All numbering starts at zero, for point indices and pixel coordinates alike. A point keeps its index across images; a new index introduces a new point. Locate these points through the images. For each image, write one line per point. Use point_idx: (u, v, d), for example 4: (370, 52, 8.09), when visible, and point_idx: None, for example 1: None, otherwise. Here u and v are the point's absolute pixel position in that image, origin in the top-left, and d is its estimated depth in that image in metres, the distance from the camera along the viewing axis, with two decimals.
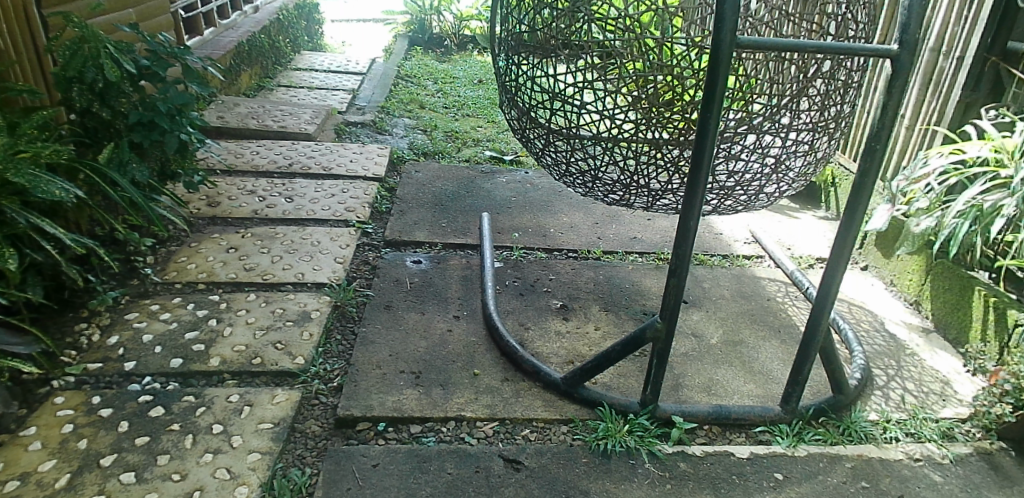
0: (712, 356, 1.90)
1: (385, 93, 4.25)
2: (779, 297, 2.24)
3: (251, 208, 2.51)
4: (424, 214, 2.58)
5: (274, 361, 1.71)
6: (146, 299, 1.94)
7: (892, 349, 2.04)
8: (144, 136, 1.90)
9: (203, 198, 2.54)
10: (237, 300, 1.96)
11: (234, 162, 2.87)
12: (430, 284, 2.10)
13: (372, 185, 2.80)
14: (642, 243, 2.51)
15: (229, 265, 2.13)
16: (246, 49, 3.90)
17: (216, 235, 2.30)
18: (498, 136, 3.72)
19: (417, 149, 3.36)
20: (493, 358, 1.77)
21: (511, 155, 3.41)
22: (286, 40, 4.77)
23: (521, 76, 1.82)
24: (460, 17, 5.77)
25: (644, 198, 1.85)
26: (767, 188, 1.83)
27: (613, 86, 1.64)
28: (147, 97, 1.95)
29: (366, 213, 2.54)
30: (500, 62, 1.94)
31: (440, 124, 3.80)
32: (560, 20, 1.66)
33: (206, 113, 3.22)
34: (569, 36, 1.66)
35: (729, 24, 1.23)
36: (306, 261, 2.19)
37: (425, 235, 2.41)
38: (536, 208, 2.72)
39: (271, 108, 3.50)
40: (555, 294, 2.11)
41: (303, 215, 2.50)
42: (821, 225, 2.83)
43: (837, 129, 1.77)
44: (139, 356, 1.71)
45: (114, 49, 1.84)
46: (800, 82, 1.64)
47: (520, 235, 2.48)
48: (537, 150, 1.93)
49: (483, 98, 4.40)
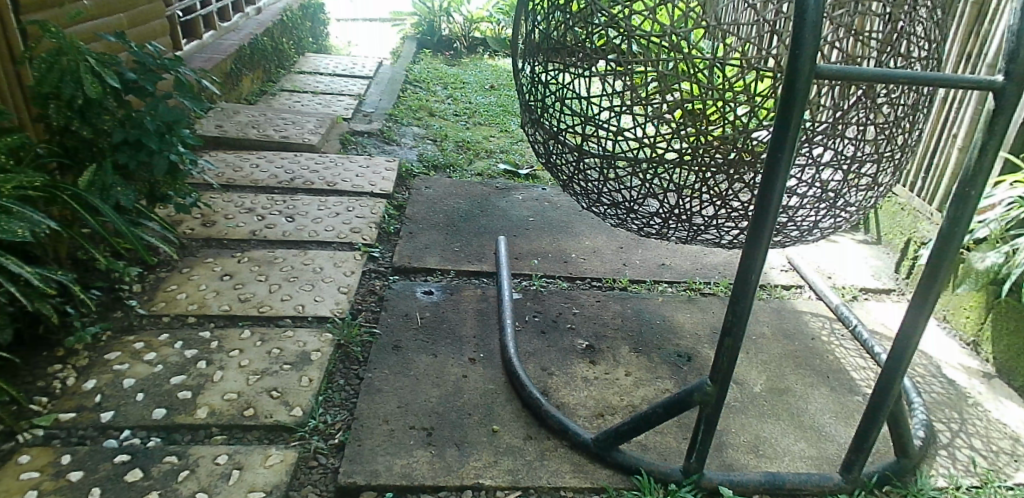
0: (756, 407, 1.71)
1: (393, 100, 4.05)
2: (824, 336, 2.05)
3: (249, 228, 2.33)
4: (435, 236, 2.39)
5: (268, 412, 1.52)
6: (130, 336, 1.76)
7: (953, 398, 1.84)
8: (128, 156, 1.73)
9: (198, 216, 2.36)
10: (230, 337, 1.78)
11: (233, 176, 2.69)
12: (443, 319, 1.91)
13: (379, 203, 2.62)
14: (671, 271, 2.32)
15: (222, 296, 1.95)
16: (247, 52, 3.72)
17: (210, 260, 2.12)
18: (512, 147, 3.52)
19: (427, 161, 3.18)
20: (514, 411, 1.58)
21: (526, 168, 3.22)
22: (290, 42, 4.58)
23: (551, 96, 1.64)
24: (470, 18, 5.58)
25: (684, 232, 1.66)
26: (823, 223, 1.64)
27: (655, 111, 1.45)
28: (133, 113, 1.77)
29: (373, 235, 2.36)
30: (526, 79, 1.75)
31: (451, 134, 3.62)
32: (597, 35, 1.47)
33: (204, 122, 3.04)
34: (606, 53, 1.47)
35: (809, 49, 1.02)
36: (307, 290, 2.01)
37: (436, 260, 2.22)
38: (556, 229, 2.54)
39: (273, 115, 3.31)
40: (580, 331, 1.92)
41: (305, 237, 2.31)
42: (861, 250, 2.65)
43: (903, 159, 1.58)
44: (118, 405, 1.53)
45: (97, 62, 1.66)
46: (867, 108, 1.45)
47: (540, 261, 2.30)
48: (565, 176, 1.75)
49: (495, 105, 4.21)
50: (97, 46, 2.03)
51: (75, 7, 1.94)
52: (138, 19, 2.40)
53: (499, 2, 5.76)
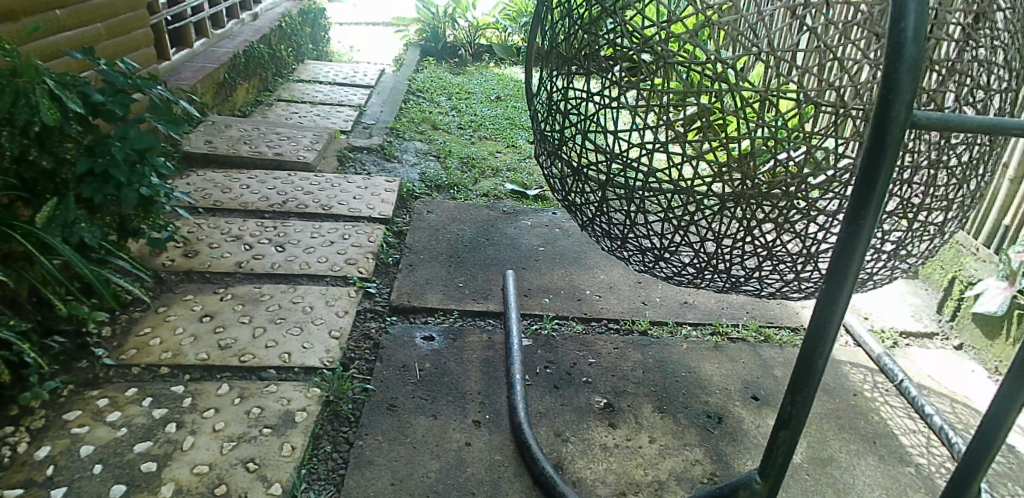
0: (798, 483, 1.51)
1: (394, 111, 3.86)
2: (867, 392, 1.85)
3: (235, 259, 2.14)
4: (437, 269, 2.19)
5: (243, 490, 1.33)
6: (94, 391, 1.57)
7: (1016, 469, 1.64)
8: (92, 190, 1.53)
9: (180, 246, 2.17)
10: (206, 393, 1.58)
11: (220, 198, 2.50)
12: (444, 371, 1.71)
13: (377, 229, 2.42)
14: (694, 311, 2.12)
15: (200, 341, 1.76)
16: (241, 60, 3.53)
17: (189, 297, 1.93)
18: (519, 165, 3.33)
19: (429, 181, 2.98)
20: (523, 489, 1.38)
21: (534, 189, 3.02)
22: (288, 50, 4.39)
23: (570, 129, 1.44)
24: (476, 25, 5.40)
25: (719, 282, 1.46)
26: (877, 274, 1.44)
27: (694, 150, 1.25)
28: (100, 139, 1.57)
29: (369, 268, 2.17)
30: (541, 106, 1.55)
31: (455, 149, 3.42)
32: (626, 61, 1.27)
33: (192, 137, 2.85)
34: (636, 81, 1.27)
35: (907, 95, 0.81)
36: (295, 335, 1.81)
37: (438, 298, 2.03)
38: (568, 261, 2.34)
39: (267, 130, 3.12)
40: (597, 386, 1.72)
41: (295, 269, 2.12)
42: (896, 285, 2.44)
43: (972, 205, 1.38)
44: (72, 479, 1.33)
45: (56, 84, 1.46)
46: (939, 151, 1.24)
47: (552, 299, 2.10)
48: (584, 217, 1.53)
49: (501, 117, 4.02)
50: (58, 63, 1.83)
51: (32, 19, 1.74)
52: (111, 31, 2.20)
53: (506, 9, 5.56)
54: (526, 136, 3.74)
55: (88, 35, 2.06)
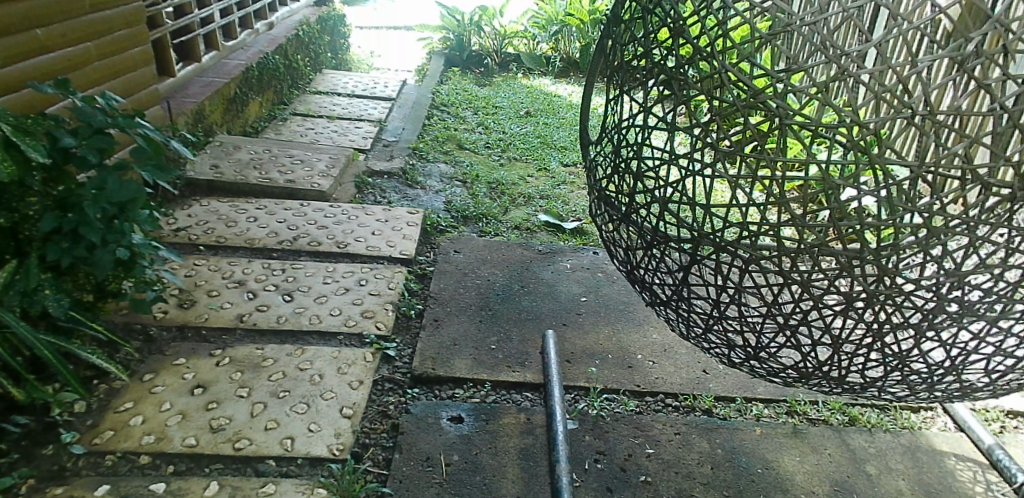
0: None
1: (417, 128, 3.60)
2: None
3: (236, 311, 1.88)
4: (465, 325, 1.91)
5: None
6: (57, 488, 1.31)
7: None
8: (59, 252, 1.30)
9: (176, 294, 1.92)
10: (190, 494, 1.32)
11: (225, 234, 2.26)
12: (476, 466, 1.43)
13: (398, 273, 2.15)
14: (764, 382, 1.82)
15: (190, 420, 1.50)
16: (255, 73, 3.30)
17: (181, 362, 1.68)
18: (553, 191, 3.03)
19: (455, 211, 2.70)
20: None
21: (571, 221, 2.73)
22: (305, 59, 4.15)
23: (641, 193, 1.14)
24: (503, 33, 5.11)
25: (826, 387, 1.16)
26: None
27: (813, 235, 0.96)
28: (73, 190, 1.33)
29: (388, 324, 1.90)
30: (602, 159, 1.28)
31: (483, 173, 3.14)
32: (724, 117, 0.98)
33: (198, 161, 2.61)
34: (737, 144, 0.98)
35: None
36: (301, 413, 1.54)
37: (467, 365, 1.75)
38: (614, 314, 2.04)
39: (280, 151, 2.87)
40: (659, 489, 1.43)
41: (304, 325, 1.86)
42: None
43: None
44: None
45: (14, 129, 1.22)
46: None
47: (599, 366, 1.80)
48: (655, 298, 1.22)
49: (532, 135, 3.72)
50: (22, 97, 1.59)
51: None
52: (96, 54, 1.96)
53: (534, 16, 5.28)
54: (559, 157, 3.44)
55: (67, 61, 1.81)
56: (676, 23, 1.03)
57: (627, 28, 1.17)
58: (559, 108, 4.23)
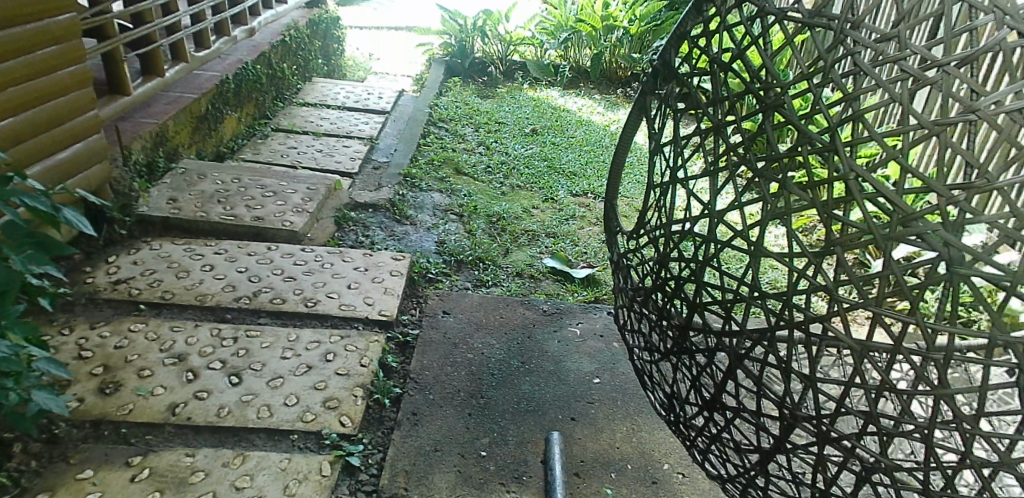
0: None
1: (411, 148, 3.23)
2: None
3: (170, 400, 1.53)
4: (452, 420, 1.56)
5: None
6: None
7: None
8: None
9: (98, 374, 1.57)
10: None
11: (173, 289, 1.90)
12: None
13: (374, 343, 1.79)
14: None
15: None
16: (230, 87, 2.93)
17: (87, 477, 1.32)
18: (560, 228, 2.66)
19: (448, 255, 2.34)
20: None
21: (582, 267, 2.36)
22: (292, 67, 3.79)
23: (695, 328, 0.78)
24: (509, 39, 4.74)
25: None
26: None
27: (987, 446, 0.59)
28: None
29: (355, 418, 1.53)
30: (641, 261, 0.91)
31: (482, 205, 2.77)
32: (846, 244, 0.62)
33: (152, 194, 2.26)
34: (866, 288, 0.61)
35: None
36: None
37: (449, 482, 1.39)
38: (634, 402, 1.67)
39: (250, 181, 2.51)
40: None
41: (251, 419, 1.50)
42: None
43: None
44: None
45: None
46: None
47: (616, 482, 1.43)
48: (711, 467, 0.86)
49: (538, 157, 3.36)
50: None
51: None
52: (5, 79, 1.59)
53: (543, 22, 4.93)
54: (568, 184, 3.07)
55: None
56: (770, 90, 0.66)
57: (686, 87, 0.80)
58: (568, 125, 3.86)
